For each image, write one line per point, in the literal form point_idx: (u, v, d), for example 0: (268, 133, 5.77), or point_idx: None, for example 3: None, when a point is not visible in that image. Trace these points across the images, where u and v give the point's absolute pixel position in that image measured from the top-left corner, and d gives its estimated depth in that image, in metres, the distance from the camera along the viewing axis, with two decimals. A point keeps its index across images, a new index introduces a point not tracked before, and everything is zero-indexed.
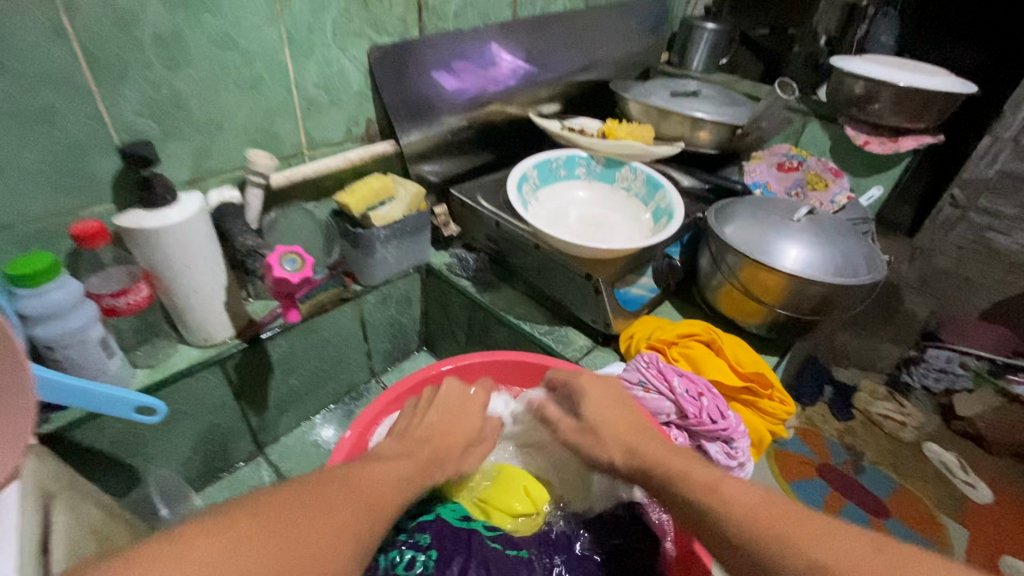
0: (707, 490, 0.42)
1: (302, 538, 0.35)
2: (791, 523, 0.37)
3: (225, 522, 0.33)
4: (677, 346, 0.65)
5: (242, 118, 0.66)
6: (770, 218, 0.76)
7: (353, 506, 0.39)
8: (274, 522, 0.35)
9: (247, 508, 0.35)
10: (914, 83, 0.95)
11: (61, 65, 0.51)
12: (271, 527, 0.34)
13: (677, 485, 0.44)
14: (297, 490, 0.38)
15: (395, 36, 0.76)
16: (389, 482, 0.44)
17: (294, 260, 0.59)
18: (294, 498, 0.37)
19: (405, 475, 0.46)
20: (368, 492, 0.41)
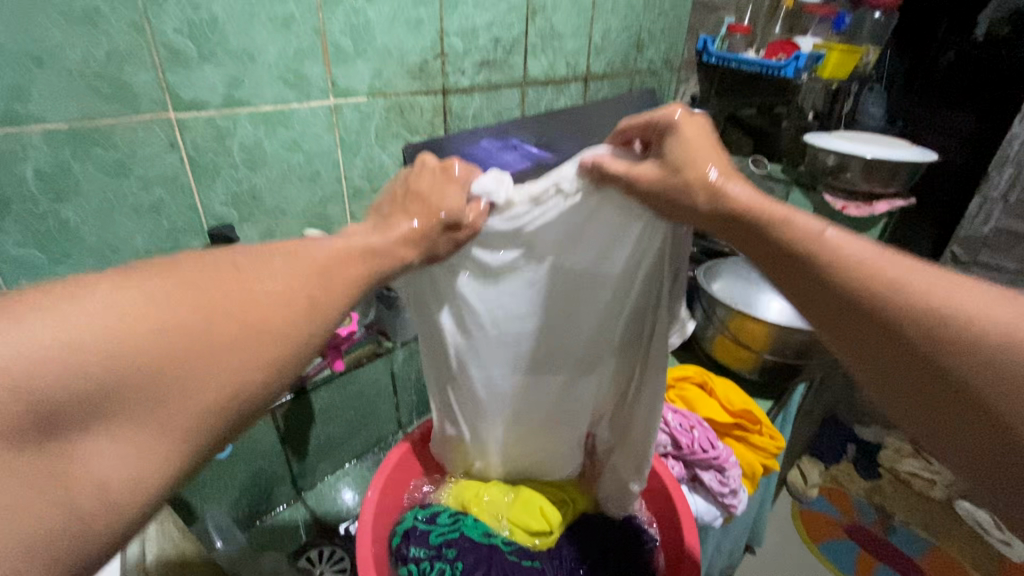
0: (856, 268, 0.39)
1: (224, 301, 0.36)
2: (949, 298, 0.36)
3: (142, 280, 0.34)
4: (673, 388, 0.74)
5: (302, 204, 0.81)
6: (752, 274, 0.86)
7: (287, 273, 0.41)
8: (192, 288, 0.36)
9: (169, 270, 0.36)
10: (877, 155, 1.08)
11: (172, 169, 0.67)
12: (198, 295, 0.35)
13: (822, 265, 0.40)
14: (217, 259, 0.39)
15: (425, 135, 0.93)
16: (335, 251, 0.45)
17: (343, 318, 0.71)
18: (225, 271, 0.38)
19: (363, 245, 0.47)
20: (319, 267, 0.43)
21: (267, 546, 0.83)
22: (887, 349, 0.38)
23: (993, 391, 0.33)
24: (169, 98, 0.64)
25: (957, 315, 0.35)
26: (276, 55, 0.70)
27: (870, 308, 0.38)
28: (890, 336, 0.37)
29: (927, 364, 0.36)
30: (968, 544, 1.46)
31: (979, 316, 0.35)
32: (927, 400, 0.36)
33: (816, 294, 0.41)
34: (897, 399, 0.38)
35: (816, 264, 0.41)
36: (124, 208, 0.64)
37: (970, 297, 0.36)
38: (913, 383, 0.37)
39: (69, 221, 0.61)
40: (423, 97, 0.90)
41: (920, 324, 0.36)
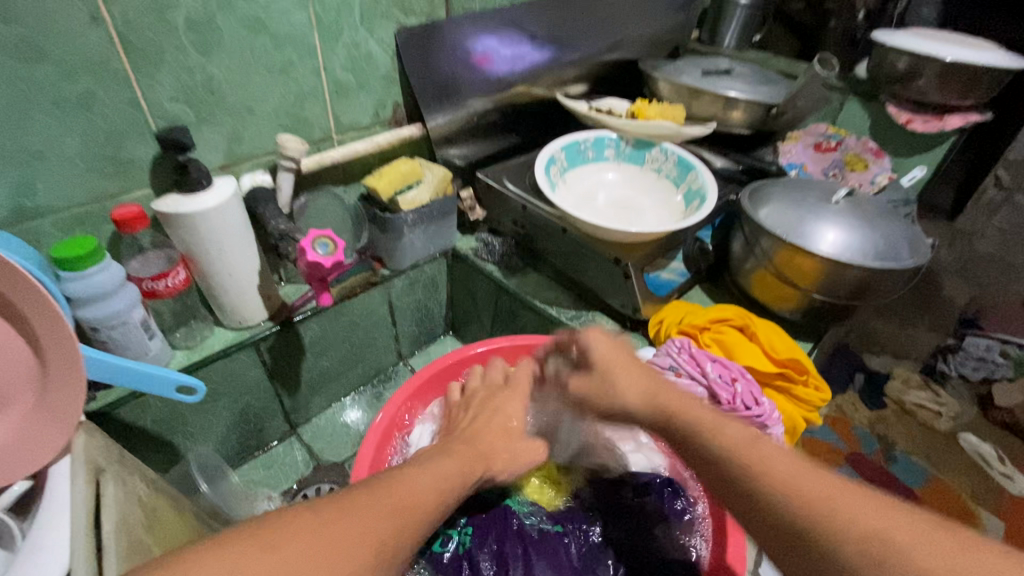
0: (729, 439, 0.39)
1: (357, 538, 0.33)
2: (808, 481, 0.35)
3: (281, 541, 0.31)
4: (709, 332, 0.64)
5: (273, 103, 0.67)
6: (807, 200, 0.74)
7: (395, 513, 0.37)
8: (313, 538, 0.31)
9: (268, 540, 0.30)
10: (960, 58, 0.90)
11: (101, 52, 0.52)
12: (329, 540, 0.32)
13: (685, 420, 0.43)
14: (324, 510, 0.34)
15: (421, 18, 0.76)
16: (427, 492, 0.41)
17: (326, 244, 0.59)
18: (358, 499, 0.36)
19: (443, 478, 0.45)
20: (402, 499, 0.38)
21: (261, 482, 0.80)
22: (765, 532, 0.35)
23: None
24: None
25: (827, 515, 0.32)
26: None
27: (739, 483, 0.37)
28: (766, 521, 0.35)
29: (797, 542, 0.33)
30: (971, 476, 1.33)
31: (846, 517, 0.32)
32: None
33: (695, 460, 0.41)
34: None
35: (693, 442, 0.42)
36: (43, 102, 0.51)
37: (810, 477, 0.35)
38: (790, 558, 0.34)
39: None
40: None
41: (780, 503, 0.34)
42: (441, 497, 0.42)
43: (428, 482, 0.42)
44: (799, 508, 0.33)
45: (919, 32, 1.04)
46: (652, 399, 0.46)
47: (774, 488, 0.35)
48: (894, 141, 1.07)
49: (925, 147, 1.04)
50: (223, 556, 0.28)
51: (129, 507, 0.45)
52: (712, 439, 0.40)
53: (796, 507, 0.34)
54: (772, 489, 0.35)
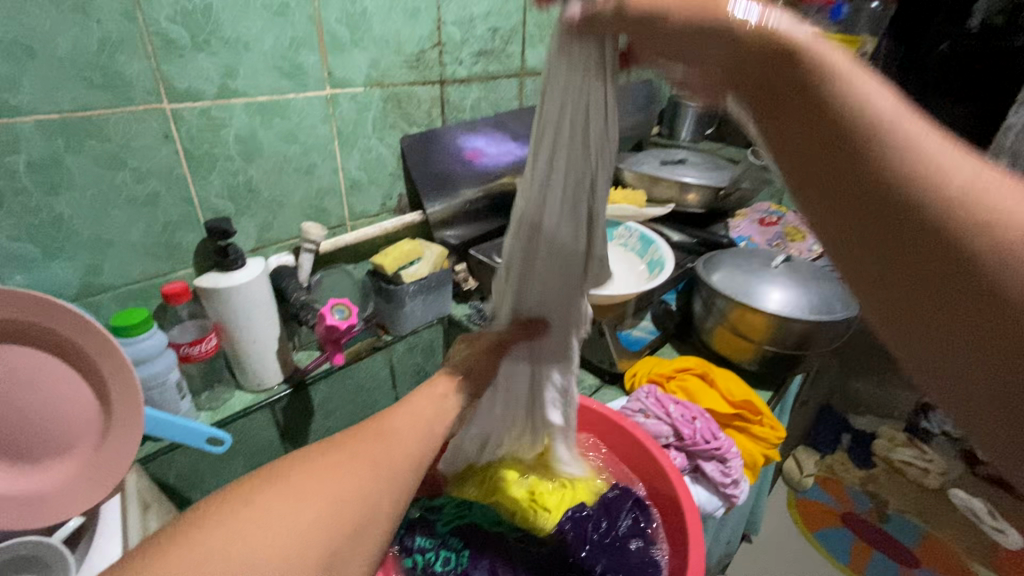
0: (892, 128, 0.27)
1: (310, 497, 0.37)
2: (953, 169, 0.26)
3: (278, 475, 0.39)
4: (674, 380, 0.74)
5: (298, 196, 0.80)
6: (752, 266, 0.86)
7: (379, 441, 0.44)
8: (300, 468, 0.40)
9: (266, 474, 0.39)
10: None
11: (167, 161, 0.66)
12: (316, 466, 0.40)
13: (808, 103, 0.29)
14: (312, 451, 0.42)
15: (422, 126, 0.92)
16: (414, 417, 0.49)
17: (342, 310, 0.70)
18: (314, 464, 0.40)
19: (430, 407, 0.50)
20: (387, 425, 0.46)
21: None
22: (889, 231, 0.27)
23: (996, 269, 0.24)
24: (162, 88, 0.62)
25: (968, 198, 0.25)
26: (271, 44, 0.69)
27: (868, 159, 0.27)
28: (890, 215, 0.27)
29: (925, 240, 0.26)
30: (964, 532, 1.48)
31: (1011, 201, 0.25)
32: (888, 291, 0.27)
33: (817, 126, 0.29)
34: (858, 274, 0.29)
35: (809, 126, 0.29)
36: (118, 201, 0.63)
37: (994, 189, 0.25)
38: (906, 255, 0.26)
39: (62, 214, 0.60)
40: (420, 88, 0.89)
41: (943, 193, 0.26)
42: (430, 420, 0.49)
43: (412, 416, 0.49)
44: (953, 225, 0.25)
45: None
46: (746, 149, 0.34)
47: (936, 171, 0.26)
48: None
49: None
50: (231, 494, 0.37)
51: None
52: (835, 108, 0.28)
53: (939, 200, 0.26)
54: (928, 183, 0.26)
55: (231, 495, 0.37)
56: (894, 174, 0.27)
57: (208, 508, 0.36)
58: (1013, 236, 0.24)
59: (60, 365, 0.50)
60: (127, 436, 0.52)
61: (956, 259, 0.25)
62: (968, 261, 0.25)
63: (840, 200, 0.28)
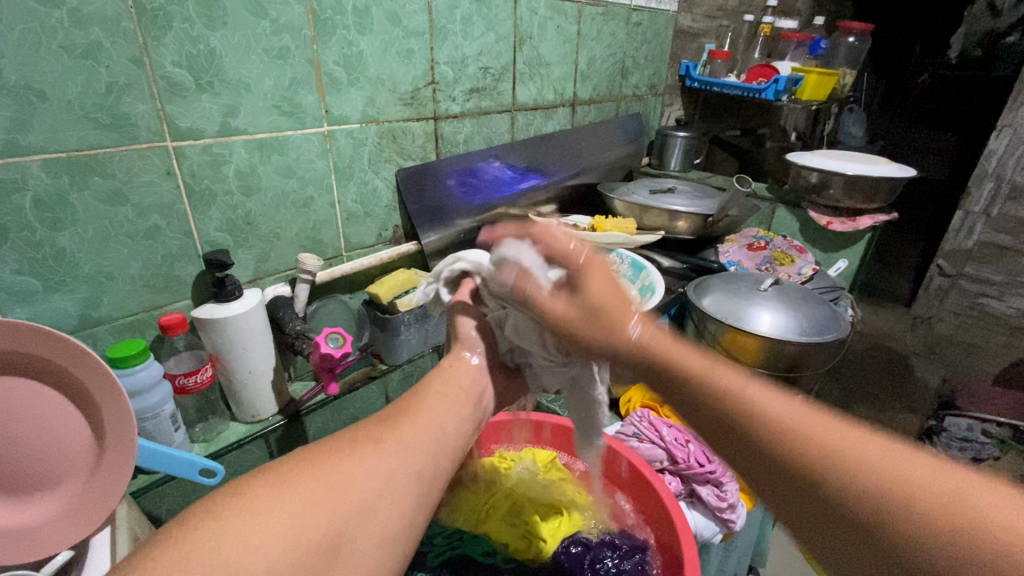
0: (766, 410, 0.41)
1: (318, 490, 0.40)
2: (829, 431, 0.38)
3: (273, 468, 0.42)
4: (668, 404, 0.74)
5: (295, 229, 0.82)
6: (741, 289, 0.88)
7: (373, 433, 0.47)
8: (297, 460, 0.43)
9: (263, 468, 0.42)
10: (858, 172, 1.11)
11: (168, 196, 0.68)
12: (311, 459, 0.43)
13: (702, 382, 0.45)
14: (307, 449, 0.45)
15: (417, 160, 0.95)
16: (418, 413, 0.52)
17: (337, 338, 0.71)
18: (331, 458, 0.43)
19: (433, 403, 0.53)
20: (385, 422, 0.50)
21: None
22: (817, 508, 0.37)
23: (899, 543, 0.33)
24: (165, 127, 0.65)
25: (876, 494, 0.34)
26: (270, 85, 0.72)
27: (779, 455, 0.39)
28: (799, 477, 0.37)
29: (858, 516, 0.35)
30: None
31: (858, 461, 0.36)
32: (819, 528, 0.37)
33: (718, 428, 0.43)
34: (825, 554, 0.37)
35: (719, 414, 0.43)
36: (119, 235, 0.65)
37: (860, 443, 0.37)
38: (816, 518, 0.37)
39: (64, 248, 0.61)
40: (415, 124, 0.92)
41: (840, 489, 0.36)
42: (427, 415, 0.52)
43: (413, 412, 0.52)
44: (870, 497, 0.34)
45: (824, 153, 1.27)
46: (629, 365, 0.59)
47: (817, 464, 0.37)
48: (821, 239, 1.24)
49: (847, 244, 1.21)
50: (230, 485, 0.40)
51: None
52: (736, 410, 0.42)
53: (836, 466, 0.36)
54: (804, 438, 0.38)
55: (231, 486, 0.40)
56: (790, 439, 0.39)
57: (208, 496, 0.39)
58: (919, 508, 0.33)
59: (55, 395, 0.51)
60: (118, 468, 0.52)
61: (889, 546, 0.33)
62: (884, 532, 0.33)
63: (766, 485, 0.40)
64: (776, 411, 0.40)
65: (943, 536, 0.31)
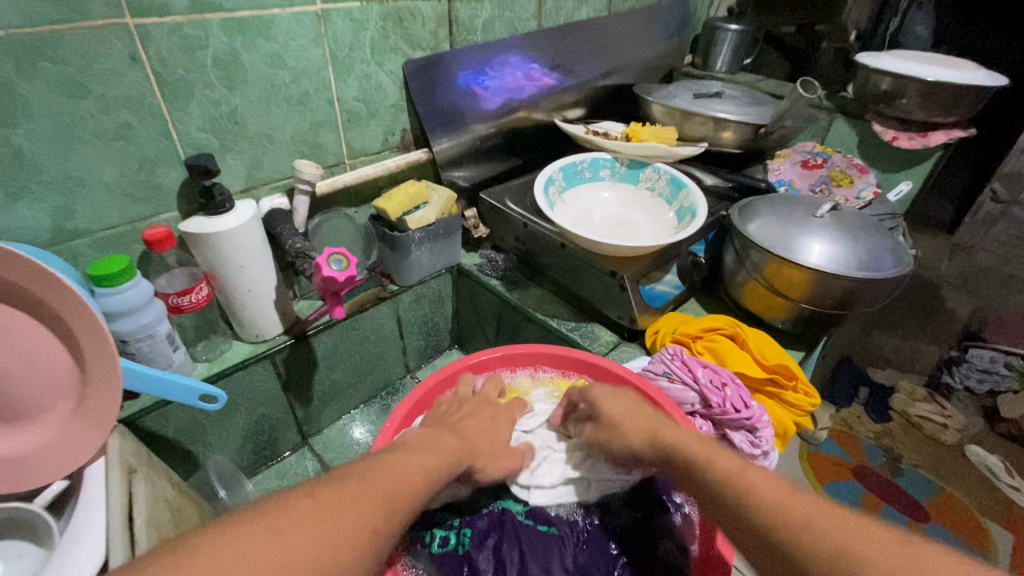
0: (763, 489, 0.40)
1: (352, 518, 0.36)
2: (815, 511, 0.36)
3: (256, 529, 0.32)
4: (701, 340, 0.67)
5: (290, 131, 0.72)
6: (793, 215, 0.77)
7: (371, 505, 0.38)
8: (274, 530, 0.33)
9: (236, 522, 0.33)
10: (941, 78, 0.95)
11: (137, 87, 0.57)
12: (305, 525, 0.34)
13: (704, 470, 0.44)
14: (304, 505, 0.35)
15: (427, 50, 0.81)
16: (413, 474, 0.44)
17: (340, 259, 0.64)
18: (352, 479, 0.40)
19: (423, 467, 0.46)
20: (384, 487, 0.40)
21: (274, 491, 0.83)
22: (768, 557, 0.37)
23: None
24: None
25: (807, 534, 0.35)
26: None
27: (773, 542, 0.36)
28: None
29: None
30: (979, 488, 1.39)
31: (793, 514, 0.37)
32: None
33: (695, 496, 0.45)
34: None
35: (723, 495, 0.42)
36: (84, 134, 0.56)
37: (838, 530, 0.34)
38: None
39: (22, 149, 0.53)
40: (425, 3, 0.78)
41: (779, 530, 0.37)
42: (422, 479, 0.44)
43: (412, 464, 0.45)
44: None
45: (900, 54, 1.09)
46: (672, 432, 0.50)
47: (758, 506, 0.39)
48: (882, 157, 1.10)
49: (912, 163, 1.07)
50: (191, 545, 0.30)
51: (157, 504, 0.48)
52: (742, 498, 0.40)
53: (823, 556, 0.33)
54: (793, 512, 0.37)
55: (195, 548, 0.30)
56: (776, 512, 0.38)
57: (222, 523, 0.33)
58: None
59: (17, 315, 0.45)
60: (107, 387, 0.47)
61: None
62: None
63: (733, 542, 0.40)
64: (769, 485, 0.39)
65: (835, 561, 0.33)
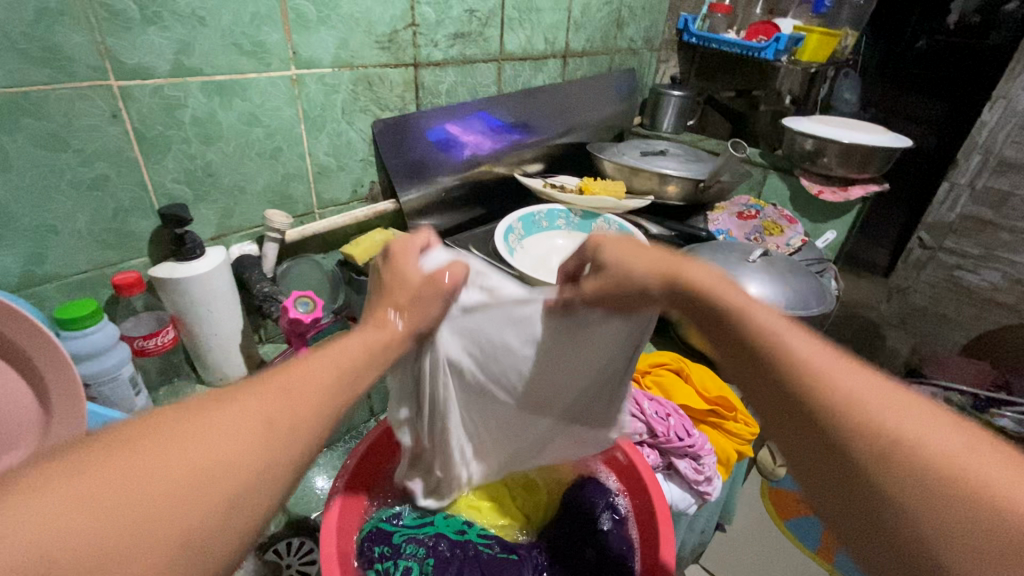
0: (818, 363, 0.36)
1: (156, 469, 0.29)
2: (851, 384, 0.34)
3: (146, 443, 0.30)
4: (649, 376, 0.72)
5: (262, 183, 0.76)
6: (730, 260, 0.85)
7: (261, 425, 0.34)
8: (133, 463, 0.29)
9: (97, 454, 0.29)
10: (853, 141, 1.07)
11: (116, 143, 0.61)
12: (196, 436, 0.31)
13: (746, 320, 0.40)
14: (195, 410, 0.33)
15: (395, 111, 0.88)
16: (322, 385, 0.39)
17: (306, 302, 0.67)
18: (178, 420, 0.32)
19: (341, 370, 0.42)
20: (284, 389, 0.37)
21: None
22: (826, 454, 0.34)
23: (898, 485, 0.31)
24: (108, 63, 0.58)
25: (890, 438, 0.32)
26: (229, 20, 0.65)
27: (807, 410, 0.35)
28: (888, 460, 0.31)
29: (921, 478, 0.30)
30: None
31: (903, 434, 0.31)
32: (850, 505, 0.32)
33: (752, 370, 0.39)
34: (821, 490, 0.34)
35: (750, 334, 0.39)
36: (61, 185, 0.59)
37: (924, 425, 0.32)
38: (831, 461, 0.33)
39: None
40: (393, 70, 0.85)
41: (847, 414, 0.33)
42: (340, 381, 0.41)
43: (328, 374, 0.40)
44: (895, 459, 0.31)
45: (820, 119, 1.24)
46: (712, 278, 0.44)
47: (837, 398, 0.34)
48: (811, 208, 1.22)
49: (837, 214, 1.19)
50: (60, 465, 0.27)
51: None
52: (769, 343, 0.38)
53: (845, 414, 0.33)
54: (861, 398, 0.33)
55: (72, 452, 0.28)
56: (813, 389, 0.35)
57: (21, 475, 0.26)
58: (975, 507, 0.28)
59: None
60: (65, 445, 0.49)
61: (886, 501, 0.31)
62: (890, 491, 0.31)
63: (782, 418, 0.37)
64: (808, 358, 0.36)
65: (933, 480, 0.30)
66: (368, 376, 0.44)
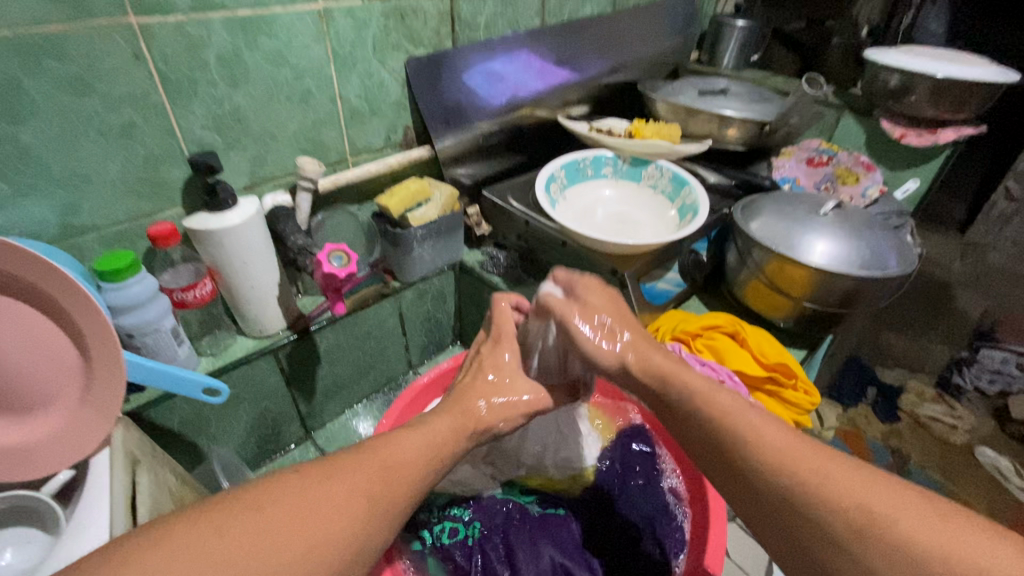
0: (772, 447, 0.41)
1: (286, 527, 0.33)
2: (786, 443, 0.41)
3: (266, 505, 0.34)
4: (701, 338, 0.67)
5: (293, 129, 0.73)
6: (797, 213, 0.77)
7: (365, 484, 0.38)
8: (288, 500, 0.35)
9: (254, 500, 0.34)
10: (953, 75, 0.92)
11: (141, 86, 0.58)
12: (303, 501, 0.35)
13: (714, 417, 0.46)
14: (304, 477, 0.37)
15: (429, 48, 0.82)
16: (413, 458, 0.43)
17: (341, 256, 0.65)
18: (295, 491, 0.36)
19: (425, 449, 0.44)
20: (386, 462, 0.41)
21: None
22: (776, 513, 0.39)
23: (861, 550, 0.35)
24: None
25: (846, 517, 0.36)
26: None
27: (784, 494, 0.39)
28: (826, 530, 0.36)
29: (864, 532, 0.35)
30: (988, 492, 1.30)
31: (824, 507, 0.37)
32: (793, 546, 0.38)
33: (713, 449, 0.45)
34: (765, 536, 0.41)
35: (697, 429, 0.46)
36: (89, 132, 0.57)
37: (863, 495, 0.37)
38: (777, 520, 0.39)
39: (29, 146, 0.54)
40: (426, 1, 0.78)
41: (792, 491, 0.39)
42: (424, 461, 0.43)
43: (416, 449, 0.44)
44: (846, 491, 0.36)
45: (908, 49, 1.08)
46: (671, 377, 0.51)
47: (789, 485, 0.39)
48: (889, 154, 1.09)
49: (920, 160, 1.06)
50: (238, 503, 0.34)
51: (162, 495, 0.50)
52: (722, 425, 0.44)
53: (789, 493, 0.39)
54: (802, 481, 0.39)
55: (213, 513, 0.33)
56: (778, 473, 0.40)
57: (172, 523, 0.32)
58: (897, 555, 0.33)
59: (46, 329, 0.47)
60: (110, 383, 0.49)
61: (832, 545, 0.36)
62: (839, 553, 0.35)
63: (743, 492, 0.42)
64: (783, 453, 0.41)
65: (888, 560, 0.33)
66: (451, 459, 0.47)
